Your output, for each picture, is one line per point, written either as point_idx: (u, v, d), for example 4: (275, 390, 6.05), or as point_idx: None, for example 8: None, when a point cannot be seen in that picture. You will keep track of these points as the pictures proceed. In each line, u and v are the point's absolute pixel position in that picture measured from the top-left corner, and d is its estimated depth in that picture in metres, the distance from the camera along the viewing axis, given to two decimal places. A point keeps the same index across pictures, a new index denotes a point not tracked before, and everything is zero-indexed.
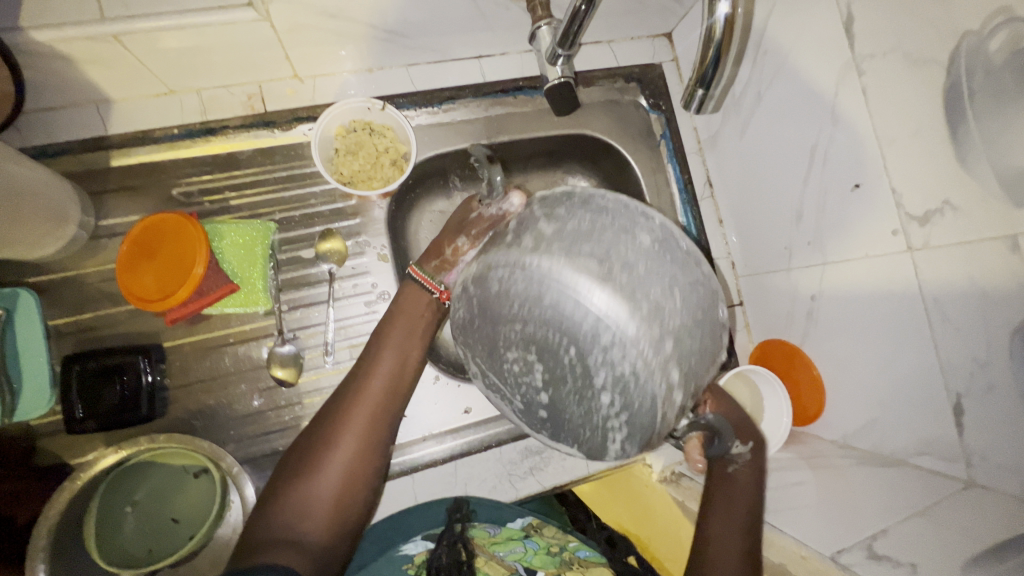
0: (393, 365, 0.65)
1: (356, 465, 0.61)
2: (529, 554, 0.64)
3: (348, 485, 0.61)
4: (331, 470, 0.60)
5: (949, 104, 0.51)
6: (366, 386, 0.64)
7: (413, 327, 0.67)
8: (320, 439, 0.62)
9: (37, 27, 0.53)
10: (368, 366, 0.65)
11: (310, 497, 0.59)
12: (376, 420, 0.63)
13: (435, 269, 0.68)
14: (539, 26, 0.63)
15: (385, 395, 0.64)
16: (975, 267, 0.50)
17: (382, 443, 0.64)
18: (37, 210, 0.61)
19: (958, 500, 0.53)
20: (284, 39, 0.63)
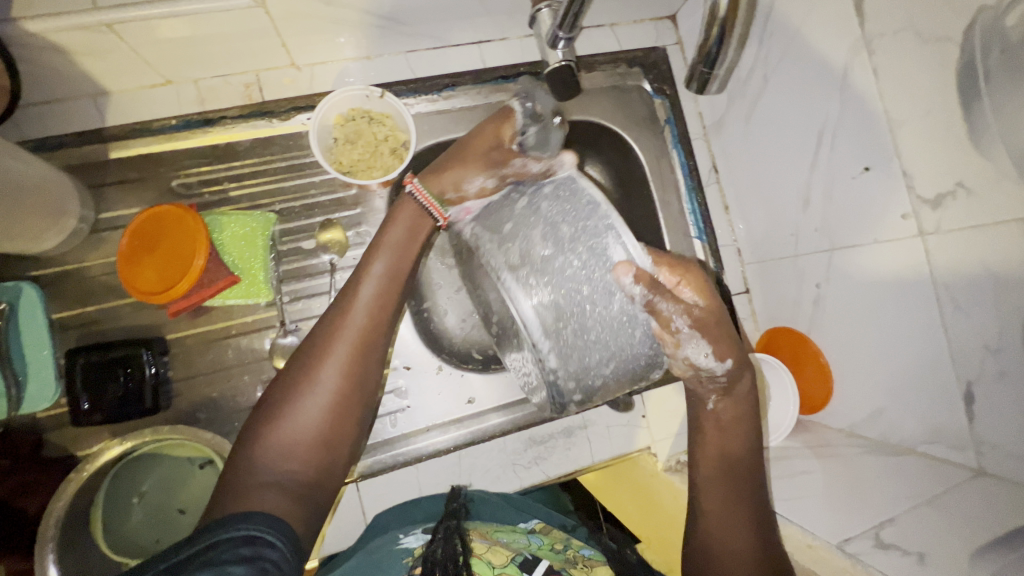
0: (376, 291, 0.59)
1: (340, 398, 0.55)
2: (536, 545, 0.58)
3: (333, 422, 0.55)
4: (313, 406, 0.54)
5: (963, 84, 0.48)
6: (348, 314, 0.58)
7: (402, 249, 0.61)
8: (299, 371, 0.55)
9: (30, 18, 0.53)
10: (350, 292, 0.59)
11: (293, 433, 0.53)
12: (363, 347, 0.57)
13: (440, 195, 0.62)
14: (539, 9, 0.62)
15: (373, 322, 0.58)
16: (988, 252, 0.48)
17: (369, 375, 0.58)
18: (36, 203, 0.61)
19: (968, 489, 0.52)
20: (280, 27, 0.62)
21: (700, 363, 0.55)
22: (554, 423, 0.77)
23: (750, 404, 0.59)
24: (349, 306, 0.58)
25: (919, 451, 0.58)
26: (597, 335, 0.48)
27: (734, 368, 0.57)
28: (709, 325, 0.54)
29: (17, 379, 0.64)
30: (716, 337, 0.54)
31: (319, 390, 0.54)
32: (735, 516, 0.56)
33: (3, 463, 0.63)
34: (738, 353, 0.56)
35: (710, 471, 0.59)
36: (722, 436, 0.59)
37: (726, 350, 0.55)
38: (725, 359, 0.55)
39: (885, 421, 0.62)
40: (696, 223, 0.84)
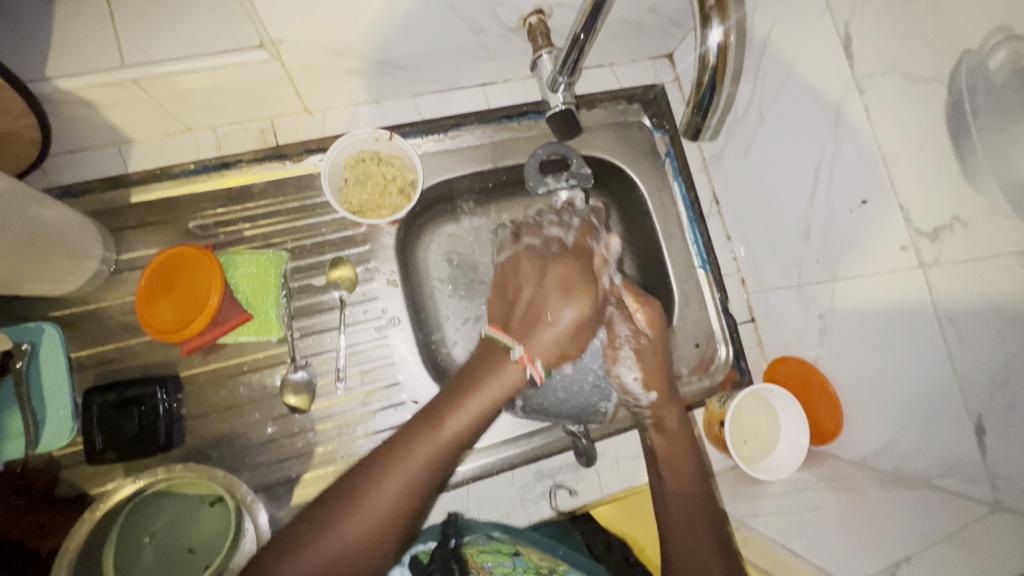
0: (429, 459, 0.58)
1: (357, 562, 0.54)
2: (520, 569, 0.63)
3: (370, 536, 0.55)
4: (333, 545, 0.53)
5: (952, 122, 0.49)
6: (412, 449, 0.58)
7: (458, 430, 0.59)
8: (369, 480, 0.56)
9: (61, 76, 0.56)
10: (421, 435, 0.59)
11: (344, 528, 0.54)
12: (436, 465, 0.58)
13: (545, 359, 0.65)
14: (540, 56, 0.65)
15: (398, 511, 0.56)
16: (989, 284, 0.49)
17: (390, 545, 0.56)
18: (61, 247, 0.63)
19: (985, 525, 0.51)
20: (294, 77, 0.66)
21: (628, 384, 0.71)
22: (563, 455, 0.76)
23: (686, 441, 0.72)
24: (409, 449, 0.58)
25: (935, 484, 0.57)
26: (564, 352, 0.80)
27: (664, 406, 0.71)
28: (644, 353, 0.71)
29: (37, 419, 0.67)
30: (652, 370, 0.71)
31: (364, 515, 0.55)
32: (700, 533, 0.65)
33: (19, 503, 0.64)
34: (664, 393, 0.71)
35: (676, 499, 0.68)
36: (677, 460, 0.70)
37: (656, 386, 0.71)
38: (650, 391, 0.71)
39: (897, 452, 0.61)
40: (699, 253, 0.85)
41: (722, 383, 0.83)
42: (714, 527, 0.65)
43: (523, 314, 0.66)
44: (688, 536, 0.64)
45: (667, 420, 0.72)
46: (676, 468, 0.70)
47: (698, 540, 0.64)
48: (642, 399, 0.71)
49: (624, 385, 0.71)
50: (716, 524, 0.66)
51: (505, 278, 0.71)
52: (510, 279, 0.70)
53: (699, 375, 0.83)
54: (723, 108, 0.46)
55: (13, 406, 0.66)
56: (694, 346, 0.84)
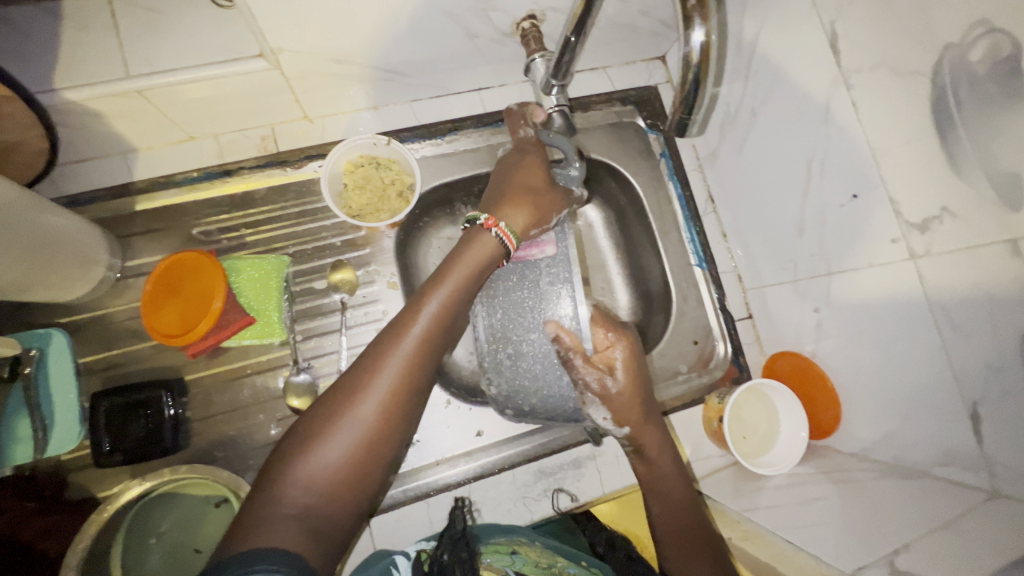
0: (420, 337, 0.58)
1: (368, 449, 0.53)
2: (519, 564, 0.64)
3: (353, 462, 0.52)
4: (343, 436, 0.52)
5: (937, 115, 0.50)
6: (403, 335, 0.57)
7: (443, 309, 0.59)
8: (337, 403, 0.53)
9: (68, 88, 0.57)
10: (408, 319, 0.58)
11: (323, 460, 0.51)
12: (412, 375, 0.57)
13: (519, 229, 0.64)
14: (533, 59, 0.67)
15: (399, 395, 0.55)
16: (979, 273, 0.49)
17: (399, 431, 0.55)
18: (69, 254, 0.65)
19: (984, 512, 0.51)
20: (294, 85, 0.67)
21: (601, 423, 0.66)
22: (564, 453, 0.77)
23: (680, 473, 0.67)
24: (398, 335, 0.57)
25: (934, 474, 0.58)
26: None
27: (640, 434, 0.65)
28: (610, 394, 0.64)
29: (45, 423, 0.68)
30: (623, 410, 0.64)
31: (341, 436, 0.52)
32: (694, 547, 0.62)
33: (29, 505, 0.64)
34: (637, 424, 0.65)
35: (664, 523, 0.64)
36: (660, 478, 0.66)
37: (630, 420, 0.65)
38: (621, 426, 0.65)
39: (895, 443, 0.61)
40: (696, 250, 0.86)
41: (721, 379, 0.83)
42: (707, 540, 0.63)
43: (496, 203, 0.66)
44: (678, 555, 0.62)
45: (648, 450, 0.66)
46: (661, 491, 0.66)
47: (689, 555, 0.62)
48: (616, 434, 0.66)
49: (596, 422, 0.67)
50: (711, 537, 0.63)
51: (494, 177, 0.70)
52: (498, 173, 0.70)
53: (698, 372, 0.84)
54: (708, 105, 0.47)
55: (21, 412, 0.67)
56: (692, 343, 0.85)
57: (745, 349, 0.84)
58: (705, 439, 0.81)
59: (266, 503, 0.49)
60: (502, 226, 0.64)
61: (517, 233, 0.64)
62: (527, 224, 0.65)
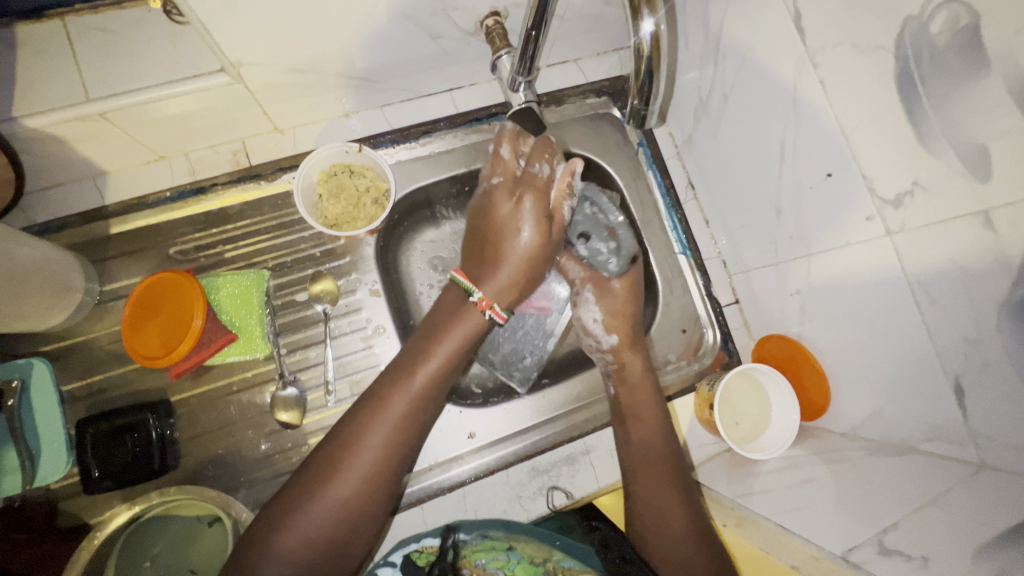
0: (404, 410, 0.62)
1: (348, 518, 0.58)
2: (514, 563, 0.64)
3: (339, 522, 0.57)
4: (323, 507, 0.57)
5: (902, 90, 0.50)
6: (386, 407, 0.61)
7: (428, 380, 0.63)
8: (328, 464, 0.59)
9: (29, 115, 0.57)
10: (394, 390, 0.62)
11: (309, 523, 0.56)
12: (401, 436, 0.61)
13: (504, 303, 0.69)
14: (500, 56, 0.66)
15: (381, 468, 0.60)
16: (952, 246, 0.49)
17: (378, 499, 0.60)
18: (43, 283, 0.64)
19: (972, 484, 0.51)
20: (259, 97, 0.66)
21: (591, 325, 0.78)
22: (556, 450, 0.77)
23: (653, 392, 0.74)
24: (386, 405, 0.61)
25: (922, 450, 0.57)
26: (516, 326, 0.81)
27: (626, 351, 0.76)
28: (607, 293, 0.77)
29: (31, 453, 0.67)
30: (617, 317, 0.77)
31: (327, 500, 0.57)
32: (659, 484, 0.68)
33: (17, 537, 0.64)
34: (625, 338, 0.76)
35: (635, 453, 0.71)
36: (640, 409, 0.72)
37: (619, 331, 0.76)
38: (612, 333, 0.76)
39: (884, 420, 0.61)
40: (679, 239, 0.86)
41: (711, 365, 0.84)
42: (680, 478, 0.68)
43: (490, 264, 0.69)
44: (648, 488, 0.68)
45: (629, 366, 0.75)
46: (640, 419, 0.72)
47: (658, 486, 0.68)
48: (604, 341, 0.77)
49: (587, 327, 0.78)
50: (680, 470, 0.69)
51: (486, 223, 0.71)
52: (495, 220, 0.70)
53: (687, 360, 0.85)
54: (663, 92, 0.50)
55: (6, 444, 0.66)
56: (680, 331, 0.85)
57: (733, 334, 0.84)
58: (698, 427, 0.81)
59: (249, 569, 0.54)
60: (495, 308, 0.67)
61: (505, 307, 0.69)
62: (513, 294, 0.70)
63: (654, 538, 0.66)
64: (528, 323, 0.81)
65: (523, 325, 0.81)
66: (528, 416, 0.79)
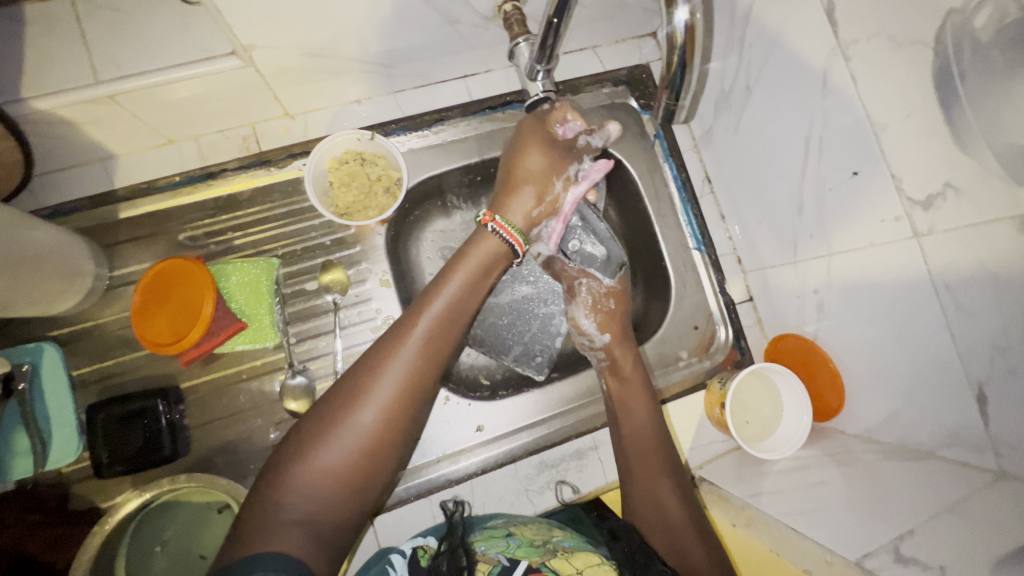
0: (425, 335, 0.60)
1: (370, 453, 0.55)
2: (514, 546, 0.61)
3: (364, 449, 0.54)
4: (346, 435, 0.54)
5: (940, 87, 0.49)
6: (404, 339, 0.59)
7: (449, 308, 0.62)
8: (350, 390, 0.56)
9: (37, 96, 0.56)
10: (413, 316, 0.60)
11: (332, 455, 0.53)
12: (425, 361, 0.59)
13: (516, 223, 0.70)
14: (517, 44, 0.64)
15: (404, 394, 0.57)
16: (984, 250, 0.48)
17: (401, 437, 0.57)
18: (53, 269, 0.64)
19: (991, 493, 0.50)
20: (270, 81, 0.65)
21: (583, 324, 0.77)
22: (564, 446, 0.77)
23: (641, 378, 0.73)
24: (406, 332, 0.59)
25: (939, 455, 0.56)
26: (525, 328, 0.82)
27: (617, 347, 0.75)
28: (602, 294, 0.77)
29: (42, 436, 0.68)
30: (609, 316, 0.76)
31: (351, 425, 0.54)
32: (653, 474, 0.68)
33: (32, 518, 0.65)
34: (618, 334, 0.75)
35: (631, 442, 0.70)
36: (630, 395, 0.71)
37: (611, 329, 0.76)
38: (603, 331, 0.76)
39: (901, 423, 0.60)
40: (694, 234, 0.84)
41: (723, 363, 0.83)
42: (672, 467, 0.68)
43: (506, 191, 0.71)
44: (644, 474, 0.68)
45: (621, 362, 0.74)
46: (630, 410, 0.71)
47: (651, 473, 0.68)
48: (597, 340, 0.76)
49: (580, 327, 0.78)
50: (674, 460, 0.69)
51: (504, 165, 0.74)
52: (511, 155, 0.73)
53: (699, 357, 0.83)
54: (695, 86, 0.49)
55: (18, 428, 0.67)
56: (693, 328, 0.84)
57: (745, 332, 0.83)
58: (707, 424, 0.80)
59: (267, 510, 0.51)
60: (499, 221, 0.68)
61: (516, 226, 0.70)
62: (526, 219, 0.71)
63: (649, 526, 0.65)
64: (535, 325, 0.82)
65: (530, 327, 0.82)
66: (536, 410, 0.78)
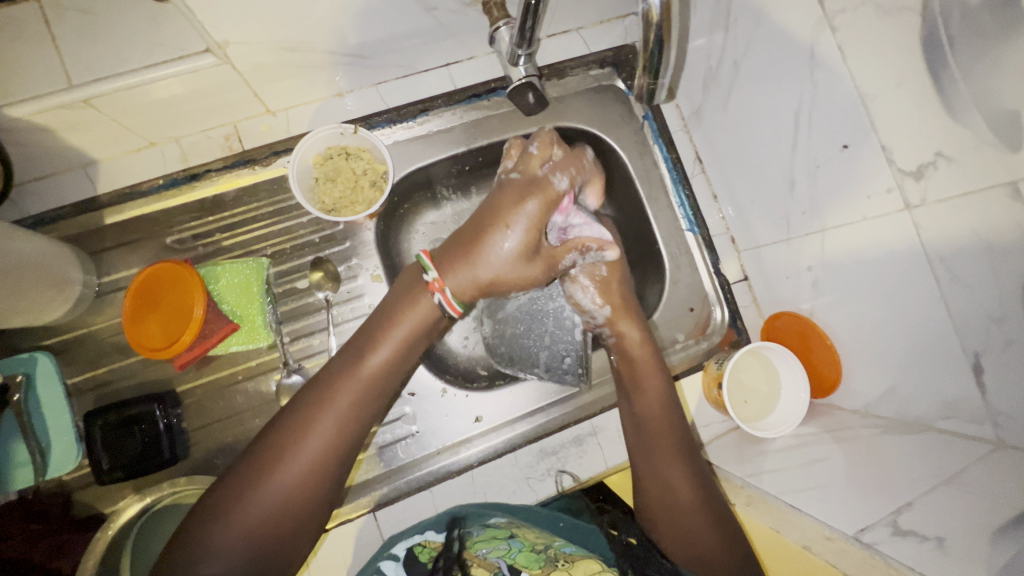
0: (356, 397, 0.60)
1: (295, 510, 0.57)
2: (515, 551, 0.65)
3: (289, 507, 0.56)
4: (271, 496, 0.56)
5: (928, 54, 0.48)
6: (333, 397, 0.59)
7: (375, 372, 0.61)
8: (276, 446, 0.57)
9: (14, 103, 0.55)
10: (339, 376, 0.60)
11: (255, 512, 0.55)
12: (354, 419, 0.60)
13: (463, 295, 0.64)
14: (497, 27, 0.62)
15: (331, 453, 0.58)
16: (976, 220, 0.47)
17: (327, 492, 0.59)
18: (40, 279, 0.64)
19: (989, 463, 0.50)
20: (248, 78, 0.63)
21: (581, 299, 0.71)
22: (563, 432, 0.77)
23: (652, 350, 0.71)
24: (332, 392, 0.59)
25: (937, 427, 0.56)
26: (542, 330, 0.76)
27: (621, 321, 0.71)
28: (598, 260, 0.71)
29: (41, 446, 0.68)
30: (607, 286, 0.71)
31: (279, 481, 0.56)
32: (665, 458, 0.66)
33: (35, 528, 0.65)
34: (618, 307, 0.71)
35: (652, 419, 0.68)
36: (640, 370, 0.70)
37: (612, 302, 0.71)
38: (602, 305, 0.70)
39: (898, 397, 0.60)
40: (686, 216, 0.84)
41: (720, 344, 0.82)
42: (686, 451, 0.67)
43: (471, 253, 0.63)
44: (660, 461, 0.66)
45: (627, 337, 0.71)
46: (642, 390, 0.69)
47: (666, 461, 0.66)
48: (598, 316, 0.71)
49: (579, 303, 0.72)
50: (686, 438, 0.68)
51: (483, 211, 0.66)
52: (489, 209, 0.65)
53: (696, 339, 0.83)
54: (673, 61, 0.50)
55: (17, 438, 0.67)
56: (689, 310, 0.83)
57: (742, 312, 0.82)
58: (706, 405, 0.80)
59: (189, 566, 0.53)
60: (448, 292, 0.63)
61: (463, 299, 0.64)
62: (478, 291, 0.64)
63: (664, 515, 0.65)
64: (549, 325, 0.76)
65: (546, 328, 0.76)
66: (535, 398, 0.79)
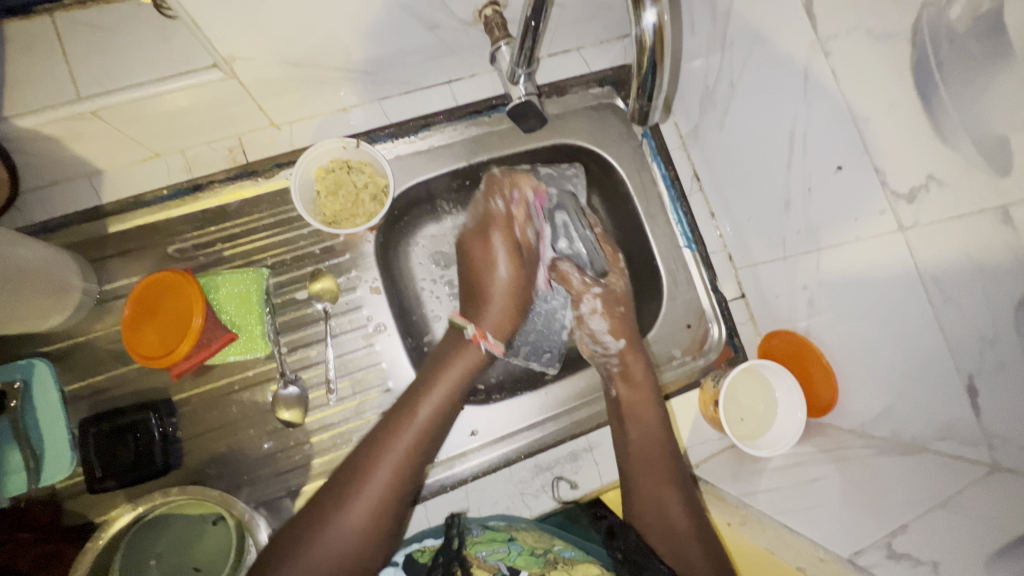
0: (412, 441, 0.67)
1: (366, 538, 0.63)
2: (514, 555, 0.62)
3: (363, 536, 0.63)
4: (344, 526, 0.62)
5: (918, 80, 0.48)
6: (395, 437, 0.67)
7: (431, 415, 0.69)
8: (352, 475, 0.65)
9: (20, 114, 0.56)
10: (399, 420, 0.68)
11: (333, 540, 0.62)
12: (416, 453, 0.67)
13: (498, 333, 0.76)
14: (499, 47, 0.64)
15: (394, 483, 0.65)
16: (969, 242, 0.47)
17: (393, 522, 0.65)
18: (40, 286, 0.64)
19: (985, 485, 0.50)
20: (253, 92, 0.64)
21: (594, 330, 0.79)
22: (559, 447, 0.76)
23: (652, 391, 0.75)
24: (398, 430, 0.67)
25: (933, 449, 0.56)
26: (530, 327, 0.82)
27: (629, 351, 0.77)
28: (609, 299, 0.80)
29: (35, 454, 0.68)
30: (615, 321, 0.79)
31: (353, 508, 0.63)
32: (660, 483, 0.69)
33: (23, 536, 0.64)
34: (628, 338, 0.77)
35: (642, 449, 0.72)
36: (642, 407, 0.73)
37: (622, 333, 0.78)
38: (618, 337, 0.78)
39: (895, 417, 0.59)
40: (684, 232, 0.84)
41: (718, 361, 0.82)
42: (677, 477, 0.70)
43: (482, 302, 0.76)
44: (650, 483, 0.70)
45: (633, 366, 0.76)
46: (638, 415, 0.73)
47: (657, 484, 0.69)
48: (611, 347, 0.78)
49: (593, 334, 0.79)
50: (678, 465, 0.71)
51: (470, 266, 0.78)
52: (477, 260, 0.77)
53: (694, 355, 0.83)
54: (666, 90, 0.52)
55: (12, 444, 0.68)
56: (686, 326, 0.83)
57: (738, 329, 0.83)
58: (702, 422, 0.80)
59: None
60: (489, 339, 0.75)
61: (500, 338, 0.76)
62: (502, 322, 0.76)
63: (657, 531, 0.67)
64: (536, 325, 0.82)
65: (533, 326, 0.82)
66: (531, 413, 0.78)
